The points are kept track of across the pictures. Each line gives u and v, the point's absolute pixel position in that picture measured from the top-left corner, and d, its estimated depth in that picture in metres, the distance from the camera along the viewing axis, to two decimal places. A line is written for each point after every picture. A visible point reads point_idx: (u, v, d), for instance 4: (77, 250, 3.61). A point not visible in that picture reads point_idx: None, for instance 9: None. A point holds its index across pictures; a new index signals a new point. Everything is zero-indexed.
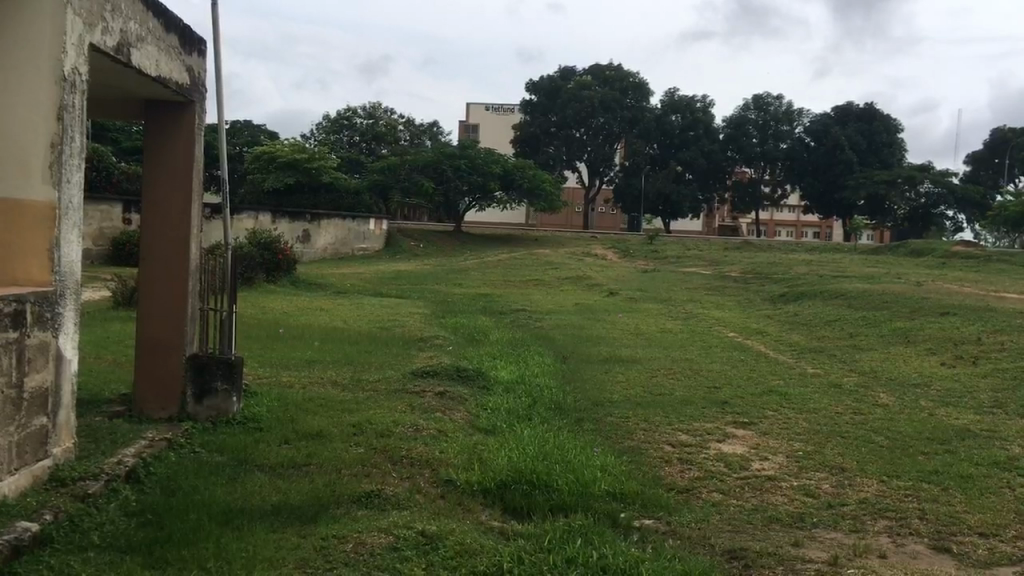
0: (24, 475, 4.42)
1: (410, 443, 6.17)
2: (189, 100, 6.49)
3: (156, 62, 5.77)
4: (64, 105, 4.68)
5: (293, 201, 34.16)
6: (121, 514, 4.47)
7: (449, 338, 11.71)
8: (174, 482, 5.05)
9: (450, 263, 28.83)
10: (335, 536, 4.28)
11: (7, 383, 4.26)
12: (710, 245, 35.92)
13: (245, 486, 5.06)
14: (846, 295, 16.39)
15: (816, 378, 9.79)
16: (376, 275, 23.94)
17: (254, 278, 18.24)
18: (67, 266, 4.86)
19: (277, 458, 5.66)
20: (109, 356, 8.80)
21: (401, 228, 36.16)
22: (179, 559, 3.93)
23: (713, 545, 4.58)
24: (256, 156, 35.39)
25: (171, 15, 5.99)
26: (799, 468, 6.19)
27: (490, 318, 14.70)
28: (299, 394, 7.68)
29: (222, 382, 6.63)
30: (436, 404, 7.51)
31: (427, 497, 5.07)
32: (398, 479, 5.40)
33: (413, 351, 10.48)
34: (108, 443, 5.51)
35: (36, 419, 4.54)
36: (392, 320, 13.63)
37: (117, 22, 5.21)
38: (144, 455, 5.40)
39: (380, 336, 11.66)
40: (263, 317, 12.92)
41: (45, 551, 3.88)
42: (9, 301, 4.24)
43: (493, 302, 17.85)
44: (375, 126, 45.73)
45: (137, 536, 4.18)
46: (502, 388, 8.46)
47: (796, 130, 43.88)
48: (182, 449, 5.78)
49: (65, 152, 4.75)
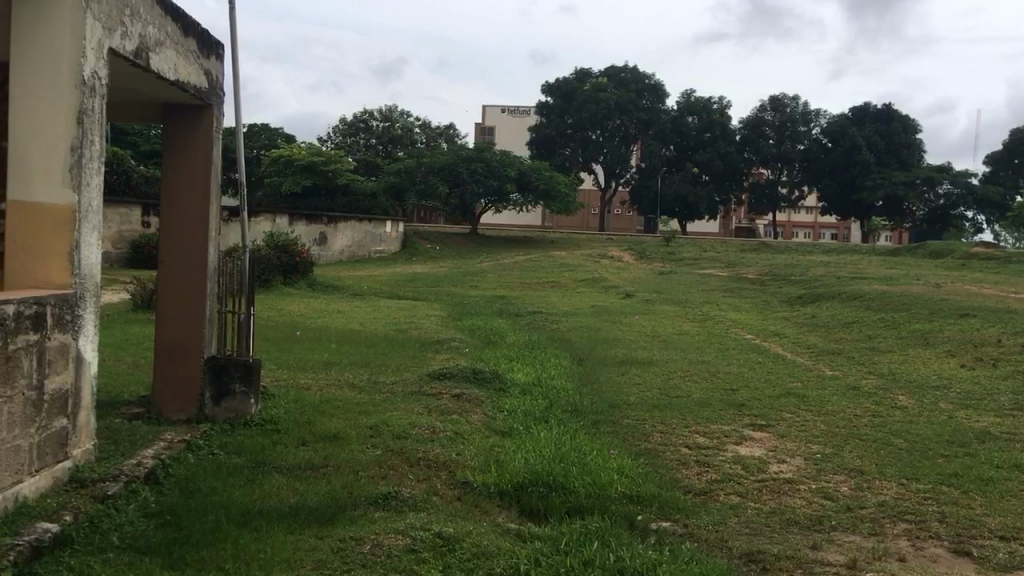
0: (44, 476, 4.46)
1: (426, 445, 6.18)
2: (206, 103, 6.53)
3: (174, 65, 5.81)
4: (84, 109, 4.72)
5: (310, 204, 34.32)
6: (140, 515, 4.49)
7: (464, 340, 11.74)
8: (192, 483, 5.08)
9: (467, 265, 28.89)
10: (352, 538, 4.29)
11: (28, 385, 4.30)
12: (727, 247, 35.81)
13: (263, 487, 5.09)
14: (864, 297, 16.30)
15: (833, 380, 9.75)
16: (392, 277, 24.02)
17: (272, 280, 18.35)
18: (87, 268, 4.90)
19: (294, 460, 5.68)
20: (128, 358, 8.88)
21: (418, 230, 36.24)
22: (196, 560, 3.95)
23: (730, 548, 4.56)
24: (273, 159, 35.60)
25: (188, 19, 6.04)
26: (817, 470, 6.17)
27: (505, 320, 14.73)
28: (316, 395, 7.71)
29: (239, 384, 6.66)
30: (452, 406, 7.52)
31: (443, 499, 5.08)
32: (415, 480, 5.42)
33: (429, 353, 10.51)
34: (127, 444, 5.56)
35: (56, 420, 4.57)
36: (408, 322, 13.68)
37: (136, 26, 5.25)
38: (163, 457, 5.43)
39: (395, 338, 11.71)
40: (279, 319, 12.99)
41: (64, 552, 3.90)
42: (30, 303, 4.27)
43: (509, 304, 17.88)
44: (391, 129, 45.89)
45: (155, 537, 4.20)
46: (518, 390, 8.47)
47: (814, 131, 43.69)
48: (201, 451, 5.81)
49: (84, 155, 4.79)
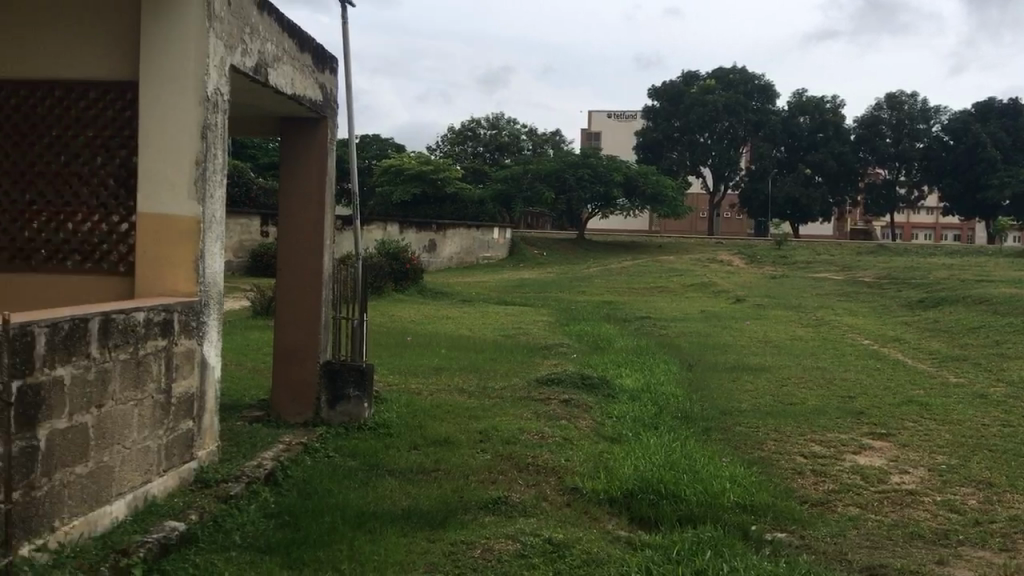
0: (171, 476, 4.66)
1: (535, 451, 6.20)
2: (321, 116, 6.73)
3: (291, 80, 6.00)
4: (208, 124, 4.92)
5: (420, 212, 34.92)
6: (261, 516, 4.65)
7: (572, 345, 11.73)
8: (309, 485, 5.23)
9: (574, 271, 28.86)
10: (463, 542, 4.33)
11: (157, 388, 4.50)
12: (841, 249, 34.70)
13: (376, 490, 5.19)
14: (992, 300, 15.53)
15: (959, 388, 9.31)
16: (499, 283, 24.21)
17: (383, 287, 18.75)
18: (211, 277, 5.11)
19: (406, 464, 5.78)
20: (249, 363, 9.21)
21: (525, 236, 36.43)
22: (314, 560, 4.06)
23: (849, 561, 4.41)
24: (383, 169, 36.41)
25: (304, 34, 6.23)
26: (942, 482, 5.90)
27: (614, 326, 14.65)
28: (426, 400, 7.83)
29: (353, 389, 6.81)
30: (561, 412, 7.52)
31: (553, 504, 5.08)
32: (525, 486, 5.44)
33: (537, 359, 10.54)
34: (248, 447, 5.76)
35: (183, 422, 4.78)
36: (516, 328, 13.76)
37: (255, 43, 5.45)
38: (282, 459, 5.61)
39: (504, 343, 11.79)
40: (391, 325, 13.27)
41: (190, 550, 4.07)
42: (158, 310, 4.48)
43: (617, 309, 17.77)
44: (498, 137, 46.31)
45: (275, 537, 4.34)
46: (627, 396, 8.41)
47: (935, 128, 41.93)
48: (317, 453, 5.98)
49: (208, 169, 5.00)
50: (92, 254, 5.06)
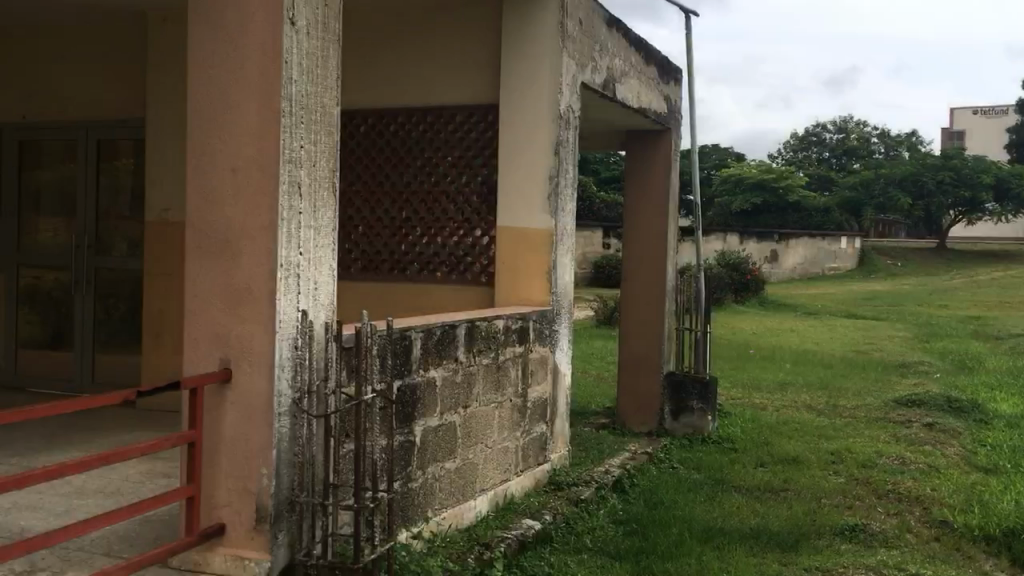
0: (527, 477, 4.90)
1: (896, 477, 5.74)
2: (665, 127, 6.78)
3: (638, 94, 6.14)
4: (561, 140, 5.17)
5: (761, 221, 34.01)
6: (610, 521, 4.77)
7: (935, 364, 10.74)
8: (656, 494, 5.28)
9: (933, 282, 26.46)
10: (818, 569, 4.10)
11: (515, 392, 4.76)
12: None
13: (723, 505, 5.10)
14: None
15: None
16: (848, 295, 22.83)
17: (724, 298, 18.47)
18: (562, 287, 5.33)
19: (754, 480, 5.61)
20: (594, 371, 9.52)
21: (876, 245, 34.08)
22: (663, 571, 4.05)
23: None
24: (723, 178, 35.94)
25: (650, 47, 6.34)
26: None
27: (984, 343, 13.20)
28: (773, 416, 7.56)
29: (698, 401, 6.73)
30: (925, 437, 6.90)
31: (919, 537, 4.66)
32: (885, 514, 5.04)
33: (894, 377, 9.78)
34: (597, 453, 5.93)
35: (537, 426, 5.01)
36: (869, 343, 12.88)
37: (604, 61, 5.65)
38: (629, 467, 5.71)
39: (856, 359, 11.08)
40: (734, 338, 13.02)
41: (546, 549, 4.25)
42: (516, 318, 4.74)
43: (987, 325, 16.01)
44: (846, 141, 43.83)
45: (624, 544, 4.41)
46: (1003, 423, 7.52)
47: None
48: (662, 464, 6.01)
49: (561, 183, 5.23)
50: (457, 266, 5.47)
